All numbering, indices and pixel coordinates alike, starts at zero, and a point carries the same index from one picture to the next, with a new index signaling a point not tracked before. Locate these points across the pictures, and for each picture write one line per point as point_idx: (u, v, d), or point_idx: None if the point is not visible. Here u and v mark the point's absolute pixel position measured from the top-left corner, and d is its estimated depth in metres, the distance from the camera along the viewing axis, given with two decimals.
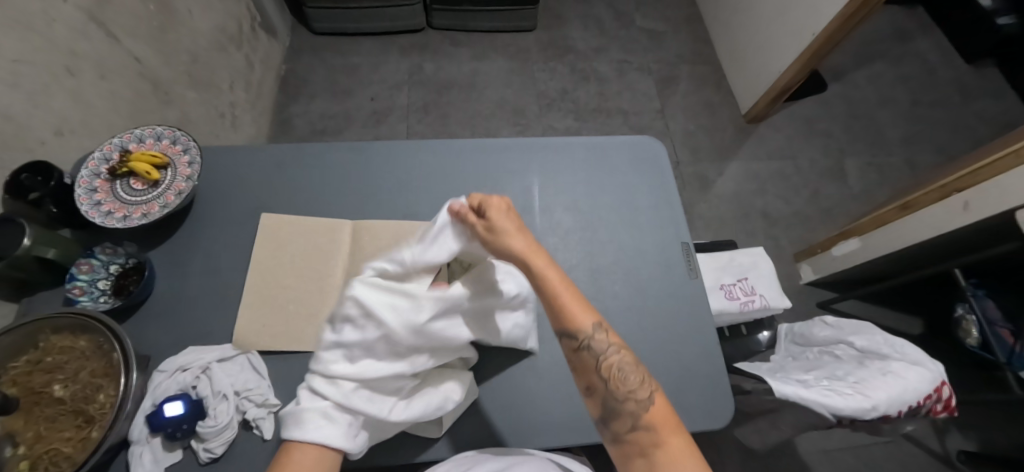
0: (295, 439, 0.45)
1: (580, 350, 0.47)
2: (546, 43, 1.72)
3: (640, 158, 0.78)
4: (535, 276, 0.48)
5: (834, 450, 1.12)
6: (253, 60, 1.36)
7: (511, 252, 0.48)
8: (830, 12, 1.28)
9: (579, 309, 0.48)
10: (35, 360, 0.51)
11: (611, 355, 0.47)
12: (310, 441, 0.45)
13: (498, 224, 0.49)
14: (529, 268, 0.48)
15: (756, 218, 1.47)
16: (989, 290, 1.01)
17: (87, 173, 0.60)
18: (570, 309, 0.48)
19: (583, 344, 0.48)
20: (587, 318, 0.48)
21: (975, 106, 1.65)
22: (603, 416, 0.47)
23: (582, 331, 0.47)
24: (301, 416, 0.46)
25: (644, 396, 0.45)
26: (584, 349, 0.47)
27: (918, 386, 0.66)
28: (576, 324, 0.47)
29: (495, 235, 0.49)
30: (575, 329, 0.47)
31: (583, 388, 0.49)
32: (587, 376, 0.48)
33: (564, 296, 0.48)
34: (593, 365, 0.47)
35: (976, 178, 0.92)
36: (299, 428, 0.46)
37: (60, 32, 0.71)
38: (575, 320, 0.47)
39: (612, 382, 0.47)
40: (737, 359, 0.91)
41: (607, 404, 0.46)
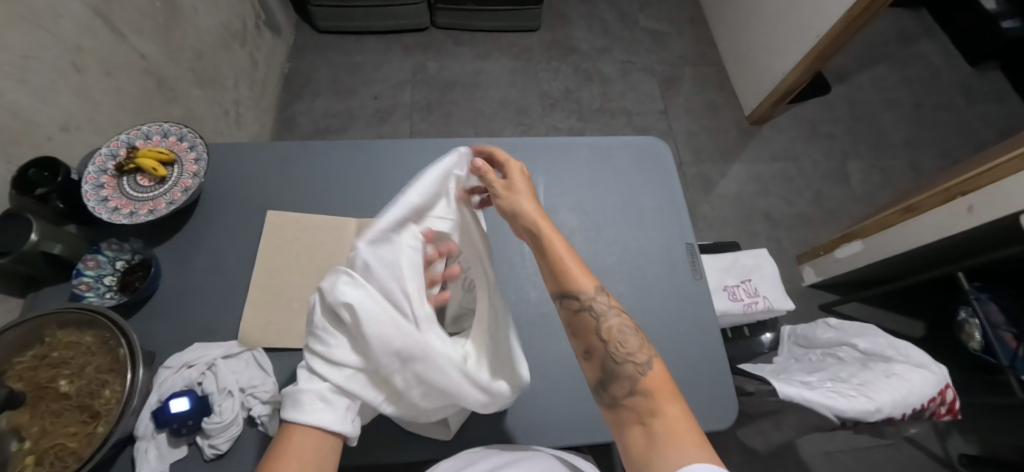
0: (295, 421, 0.40)
1: (580, 312, 0.46)
2: (549, 43, 1.72)
3: (645, 159, 0.78)
4: (541, 238, 0.48)
5: (836, 452, 1.12)
6: (257, 58, 1.36)
7: (521, 212, 0.50)
8: (834, 14, 1.28)
9: (581, 271, 0.47)
10: (41, 355, 0.51)
11: (611, 318, 0.45)
12: (312, 424, 0.40)
13: (514, 183, 0.53)
14: (534, 227, 0.49)
15: (759, 219, 1.47)
16: (992, 293, 1.01)
17: (94, 169, 0.61)
18: (572, 268, 0.47)
19: (584, 305, 0.46)
20: (588, 280, 0.47)
21: (979, 109, 1.65)
22: (600, 381, 0.44)
23: (582, 292, 0.46)
24: (300, 396, 0.41)
25: (643, 360, 0.43)
26: (583, 310, 0.46)
27: (921, 389, 0.66)
28: (577, 284, 0.46)
29: (507, 195, 0.52)
30: (575, 289, 0.46)
31: (581, 353, 0.47)
32: (585, 339, 0.46)
33: (566, 256, 0.47)
34: (592, 327, 0.46)
35: (980, 182, 0.92)
36: (298, 408, 0.40)
37: (67, 28, 0.71)
38: (576, 280, 0.46)
39: (611, 345, 0.45)
40: (740, 360, 0.91)
41: (606, 367, 0.44)
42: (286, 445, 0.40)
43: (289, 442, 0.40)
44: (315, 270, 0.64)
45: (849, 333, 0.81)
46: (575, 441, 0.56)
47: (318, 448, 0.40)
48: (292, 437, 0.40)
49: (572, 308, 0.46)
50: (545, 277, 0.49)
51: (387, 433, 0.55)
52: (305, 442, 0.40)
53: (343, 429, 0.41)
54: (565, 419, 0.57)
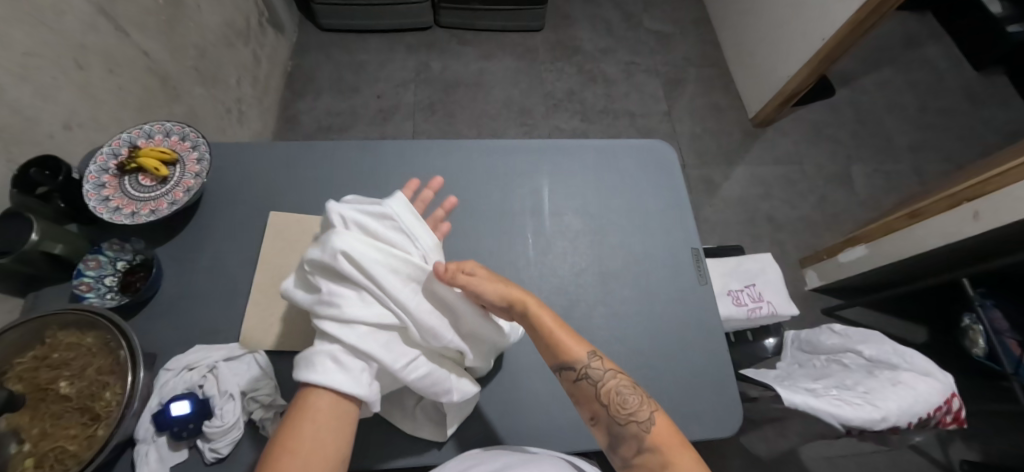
0: (309, 382, 0.43)
1: (577, 380, 0.48)
2: (553, 43, 1.72)
3: (650, 162, 0.78)
4: (529, 316, 0.50)
5: (838, 457, 1.11)
6: (260, 56, 1.35)
7: (496, 297, 0.50)
8: (840, 16, 1.27)
9: (572, 341, 0.49)
10: (41, 356, 0.51)
11: (609, 380, 0.48)
12: (322, 386, 0.43)
13: (476, 273, 0.52)
14: (517, 309, 0.50)
15: (762, 223, 1.46)
16: (998, 300, 1.00)
17: (96, 168, 0.60)
18: (562, 342, 0.49)
19: (581, 374, 0.48)
20: (581, 347, 0.49)
21: (983, 114, 1.65)
22: (611, 445, 0.46)
23: (577, 361, 0.48)
24: (315, 360, 0.44)
25: (644, 416, 0.44)
26: (581, 378, 0.48)
27: (927, 397, 0.66)
28: (570, 354, 0.49)
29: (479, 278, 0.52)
30: (570, 359, 0.49)
31: (589, 420, 0.49)
32: (589, 405, 0.48)
33: (554, 329, 0.50)
34: (591, 393, 0.48)
35: (987, 187, 0.92)
36: (311, 369, 0.43)
37: (71, 25, 0.70)
38: (569, 351, 0.49)
39: (613, 407, 0.47)
40: (743, 365, 0.90)
41: (613, 431, 0.46)
42: (304, 406, 0.43)
43: (306, 404, 0.43)
44: None
45: (854, 339, 0.81)
46: (578, 446, 0.56)
47: (333, 409, 0.43)
48: (309, 399, 0.43)
49: (570, 379, 0.49)
50: (541, 352, 0.51)
51: (388, 437, 0.54)
52: (321, 405, 0.43)
53: (357, 393, 0.43)
54: (568, 424, 0.57)
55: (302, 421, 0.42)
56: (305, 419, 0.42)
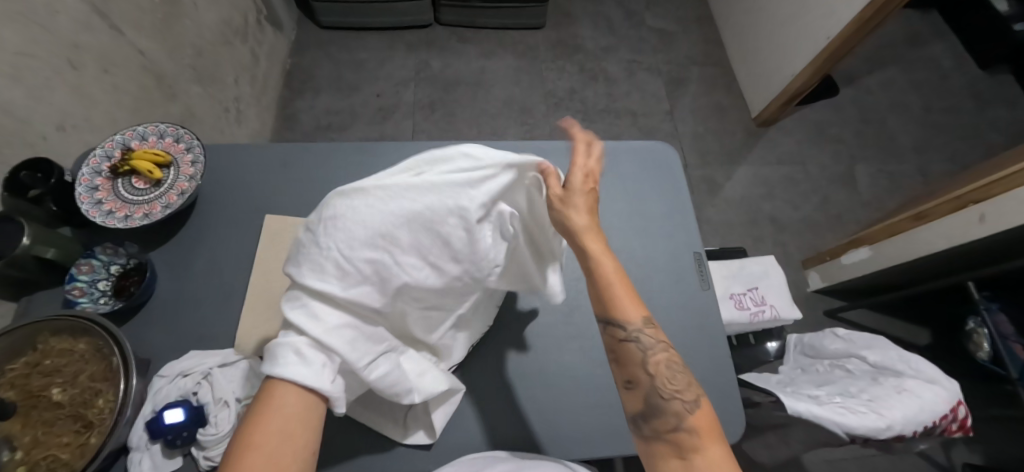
0: (276, 375, 0.35)
1: (625, 342, 0.44)
2: (554, 41, 1.70)
3: (652, 164, 0.76)
4: (591, 262, 0.44)
5: (839, 460, 1.10)
6: (259, 54, 1.34)
7: (572, 227, 0.45)
8: (846, 15, 1.25)
9: (631, 302, 0.44)
10: (33, 363, 0.50)
11: (658, 352, 0.44)
12: (291, 380, 0.35)
13: (570, 194, 0.47)
14: (587, 250, 0.44)
15: (764, 223, 1.45)
16: (1003, 304, 0.99)
17: (88, 171, 0.59)
18: (623, 297, 0.44)
19: (630, 336, 0.44)
20: (637, 311, 0.44)
21: (989, 114, 1.63)
22: (641, 414, 0.43)
23: (629, 322, 0.44)
24: (279, 352, 0.35)
25: (690, 399, 0.42)
26: (629, 341, 0.44)
27: (932, 406, 0.65)
28: (625, 314, 0.44)
29: (560, 198, 0.46)
30: (621, 319, 0.44)
31: (621, 382, 0.45)
32: (630, 369, 0.44)
33: (618, 281, 0.44)
34: (637, 358, 0.43)
35: (992, 191, 0.90)
36: (277, 361, 0.35)
37: (63, 24, 0.69)
38: (625, 310, 0.44)
39: (658, 379, 0.43)
40: (745, 369, 0.89)
41: (649, 400, 0.42)
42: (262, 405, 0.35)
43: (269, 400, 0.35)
44: None
45: (858, 344, 0.80)
46: (576, 454, 0.55)
47: (299, 406, 0.35)
48: (271, 395, 0.35)
49: (616, 337, 0.44)
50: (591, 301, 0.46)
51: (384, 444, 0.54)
52: (285, 401, 0.35)
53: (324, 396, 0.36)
54: (568, 431, 0.56)
55: (260, 421, 0.34)
56: (265, 419, 0.34)
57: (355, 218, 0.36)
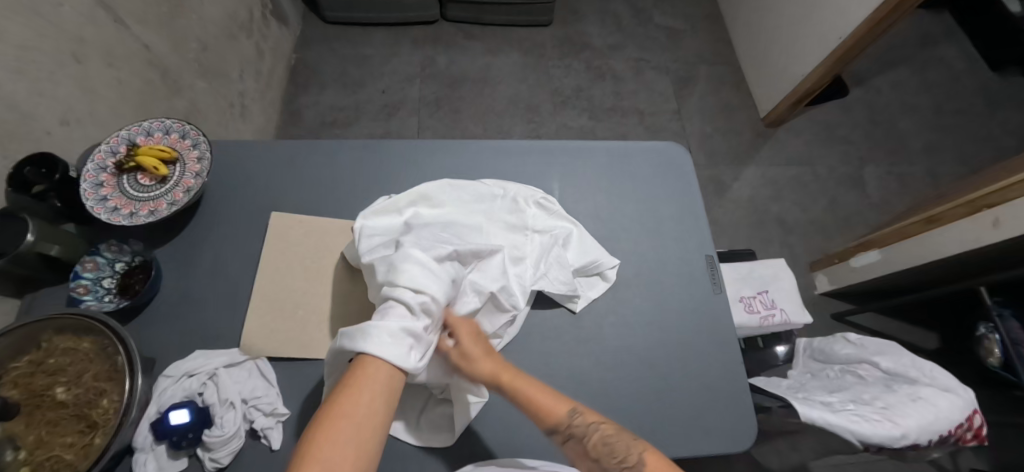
0: (368, 354, 0.41)
1: (565, 441, 0.46)
2: (561, 38, 1.68)
3: (663, 165, 0.75)
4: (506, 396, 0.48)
5: (846, 465, 1.09)
6: (264, 49, 1.33)
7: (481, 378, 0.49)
8: (858, 14, 1.23)
9: (550, 402, 0.47)
10: (37, 361, 0.49)
11: (593, 433, 0.46)
12: (381, 355, 0.40)
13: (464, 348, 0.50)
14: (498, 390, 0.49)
15: (772, 225, 1.43)
16: (1015, 309, 0.97)
17: (94, 167, 0.58)
18: (541, 408, 0.47)
19: (567, 435, 0.46)
20: (561, 406, 0.47)
21: (1000, 116, 1.61)
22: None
23: (560, 422, 0.46)
24: (367, 329, 0.42)
25: (633, 458, 0.43)
26: (569, 438, 0.46)
27: (947, 414, 0.64)
28: (552, 418, 0.46)
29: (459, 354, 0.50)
30: (553, 425, 0.46)
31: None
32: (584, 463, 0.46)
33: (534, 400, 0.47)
34: (581, 449, 0.46)
35: (1006, 195, 0.89)
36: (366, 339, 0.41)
37: (67, 17, 0.68)
38: (549, 413, 0.46)
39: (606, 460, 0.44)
40: (755, 372, 0.89)
41: None
42: (364, 368, 0.40)
43: (367, 367, 0.40)
44: (320, 274, 0.62)
45: (870, 350, 0.79)
46: None
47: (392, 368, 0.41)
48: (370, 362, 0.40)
49: (558, 442, 0.46)
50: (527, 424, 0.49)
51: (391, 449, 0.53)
52: (379, 369, 0.40)
53: (407, 369, 0.41)
54: None
55: (362, 381, 0.39)
56: (365, 381, 0.39)
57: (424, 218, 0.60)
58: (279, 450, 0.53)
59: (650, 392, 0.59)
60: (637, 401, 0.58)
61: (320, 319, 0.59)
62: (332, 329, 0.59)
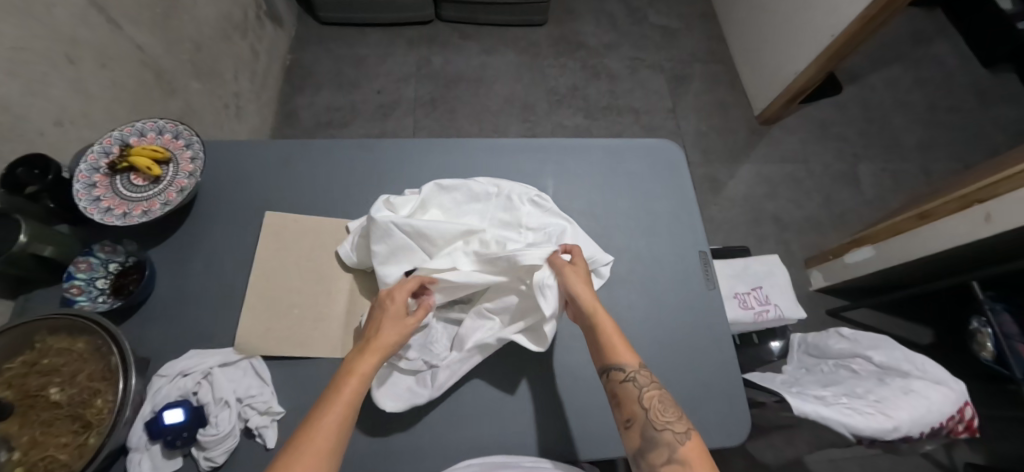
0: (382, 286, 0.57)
1: (624, 382, 0.48)
2: (556, 37, 1.69)
3: (658, 162, 0.76)
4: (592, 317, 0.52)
5: (841, 460, 1.10)
6: (258, 49, 1.33)
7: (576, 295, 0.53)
8: (850, 12, 1.23)
9: (623, 345, 0.50)
10: (31, 362, 0.49)
11: (651, 389, 0.48)
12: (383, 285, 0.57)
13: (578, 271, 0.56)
14: (589, 310, 0.53)
15: (767, 222, 1.44)
16: (1008, 304, 0.98)
17: (87, 168, 0.58)
18: (617, 343, 0.50)
19: (626, 377, 0.48)
20: (631, 354, 0.50)
21: (992, 112, 1.62)
22: (640, 449, 0.45)
23: (625, 365, 0.49)
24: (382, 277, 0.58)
25: (681, 429, 0.44)
26: (628, 380, 0.48)
27: (939, 406, 0.65)
28: (622, 357, 0.49)
29: (573, 273, 0.55)
30: (618, 362, 0.49)
31: (621, 421, 0.48)
32: (627, 407, 0.47)
33: (616, 336, 0.51)
34: (634, 395, 0.47)
35: (999, 189, 0.89)
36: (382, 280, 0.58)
37: (60, 18, 0.68)
38: (620, 353, 0.50)
39: (652, 412, 0.46)
40: (749, 368, 0.90)
41: (646, 433, 0.45)
42: (354, 365, 0.47)
43: (356, 361, 0.47)
44: (317, 274, 0.62)
45: (864, 344, 0.79)
46: (580, 455, 0.55)
47: (397, 334, 0.50)
48: (360, 357, 0.47)
49: (617, 378, 0.49)
50: (592, 353, 0.53)
51: (387, 445, 0.54)
52: (369, 366, 0.47)
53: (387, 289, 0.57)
54: (572, 433, 0.55)
55: (352, 376, 0.45)
56: (353, 375, 0.45)
57: (441, 202, 0.63)
58: (273, 448, 0.53)
59: None
60: None
61: (315, 318, 0.60)
62: (327, 327, 0.59)
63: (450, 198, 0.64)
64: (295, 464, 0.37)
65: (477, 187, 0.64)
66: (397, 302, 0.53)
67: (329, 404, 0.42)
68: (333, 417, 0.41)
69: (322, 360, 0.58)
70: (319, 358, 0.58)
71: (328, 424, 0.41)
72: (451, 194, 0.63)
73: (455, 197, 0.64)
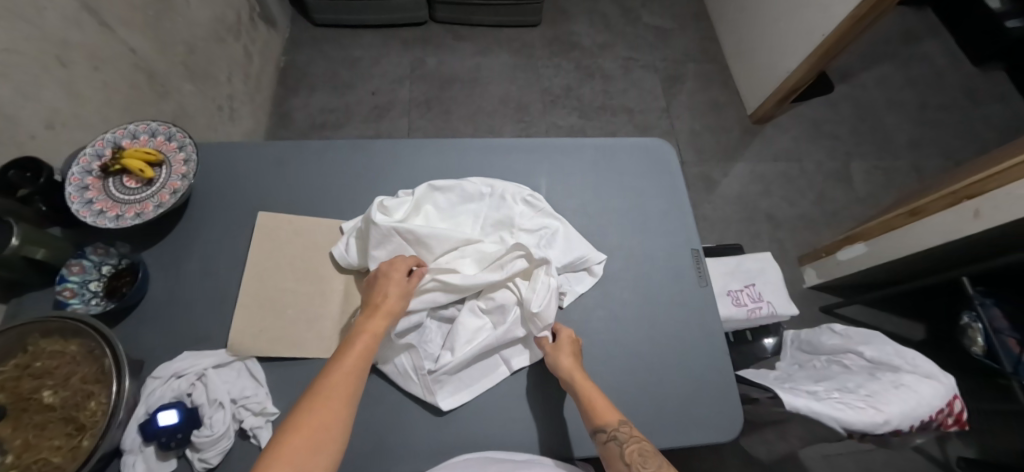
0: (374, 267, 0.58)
1: (606, 442, 0.47)
2: (550, 38, 1.69)
3: (650, 161, 0.76)
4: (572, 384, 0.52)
5: (835, 455, 1.12)
6: (252, 51, 1.33)
7: (557, 366, 0.53)
8: (840, 12, 1.24)
9: (605, 405, 0.49)
10: (23, 365, 0.49)
11: (633, 443, 0.45)
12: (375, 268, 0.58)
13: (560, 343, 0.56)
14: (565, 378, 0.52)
15: (761, 220, 1.45)
16: (998, 298, 0.98)
17: (78, 170, 0.58)
18: (594, 403, 0.49)
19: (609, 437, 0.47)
20: (613, 413, 0.49)
21: (982, 110, 1.63)
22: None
23: (606, 424, 0.47)
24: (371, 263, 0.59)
25: None
26: (609, 440, 0.46)
27: (929, 400, 0.65)
28: (602, 417, 0.48)
29: (551, 346, 0.55)
30: (597, 423, 0.48)
31: None
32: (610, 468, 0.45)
33: (592, 396, 0.50)
34: (616, 453, 0.45)
35: (988, 186, 0.90)
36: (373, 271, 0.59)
37: (52, 21, 0.68)
38: (600, 411, 0.49)
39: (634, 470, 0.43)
40: (743, 366, 0.91)
41: None
42: (363, 324, 0.50)
43: (366, 322, 0.50)
44: (312, 274, 0.62)
45: (855, 340, 0.80)
46: (573, 453, 0.55)
47: (400, 296, 0.53)
48: (369, 318, 0.50)
49: (599, 440, 0.47)
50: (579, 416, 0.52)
51: (381, 444, 0.54)
52: (379, 326, 0.50)
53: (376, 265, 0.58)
54: (567, 431, 0.56)
55: (361, 334, 0.48)
56: (363, 335, 0.48)
57: (435, 204, 0.63)
58: None
59: (638, 385, 0.59)
60: (625, 394, 0.59)
61: (309, 317, 0.60)
62: (321, 326, 0.59)
63: (443, 200, 0.64)
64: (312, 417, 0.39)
65: (468, 188, 0.64)
66: (397, 271, 0.54)
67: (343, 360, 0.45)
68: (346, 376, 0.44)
69: (317, 360, 0.58)
70: (314, 359, 0.58)
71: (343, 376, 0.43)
72: (445, 196, 0.64)
73: (447, 199, 0.64)
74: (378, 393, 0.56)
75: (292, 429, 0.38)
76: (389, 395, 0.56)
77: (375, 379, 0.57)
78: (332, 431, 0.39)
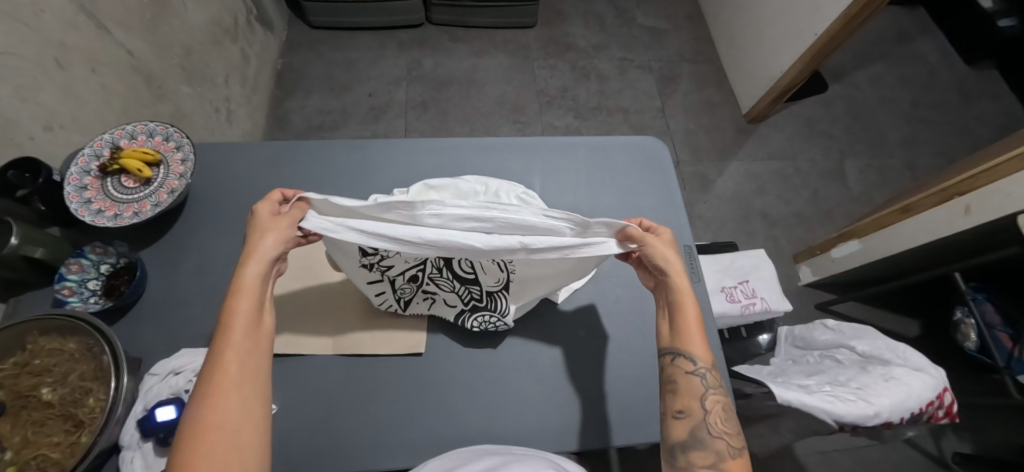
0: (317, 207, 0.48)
1: (690, 374, 0.47)
2: (546, 39, 1.71)
3: (641, 159, 0.77)
4: (676, 298, 0.49)
5: (831, 451, 1.12)
6: (248, 54, 1.33)
7: (667, 265, 0.50)
8: (832, 12, 1.26)
9: (701, 341, 0.47)
10: (23, 363, 0.49)
11: (715, 393, 0.47)
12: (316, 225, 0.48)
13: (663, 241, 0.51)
14: (677, 286, 0.49)
15: (756, 219, 1.46)
16: (989, 293, 1.00)
17: (77, 170, 0.59)
18: (694, 333, 0.47)
19: (694, 370, 0.47)
20: (706, 353, 0.47)
21: (975, 107, 1.65)
22: (683, 442, 0.45)
23: (696, 358, 0.47)
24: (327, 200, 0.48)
25: (734, 444, 0.44)
26: (695, 375, 0.47)
27: (920, 393, 0.66)
28: (695, 351, 0.47)
29: (659, 244, 0.50)
30: (690, 353, 0.47)
31: (672, 410, 0.47)
32: (684, 400, 0.47)
33: (696, 327, 0.48)
34: (697, 390, 0.47)
35: (979, 181, 0.91)
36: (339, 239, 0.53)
37: (50, 24, 0.69)
38: (694, 347, 0.47)
39: (711, 415, 0.46)
40: (737, 361, 0.92)
41: (697, 433, 0.45)
42: (236, 282, 0.43)
43: (238, 278, 0.43)
44: (307, 271, 0.64)
45: (847, 335, 0.81)
46: (570, 445, 0.55)
47: (278, 241, 0.45)
48: (241, 273, 0.43)
49: (683, 368, 0.47)
50: (663, 326, 0.51)
51: (379, 438, 0.54)
52: (253, 280, 0.43)
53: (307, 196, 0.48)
54: (565, 423, 0.56)
55: (238, 296, 0.42)
56: (240, 295, 0.42)
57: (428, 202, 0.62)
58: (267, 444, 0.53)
59: (632, 377, 0.60)
60: (621, 388, 0.59)
61: (305, 310, 0.61)
62: (318, 320, 0.60)
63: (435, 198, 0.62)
64: (213, 403, 0.37)
65: (457, 183, 0.63)
66: (262, 212, 0.46)
67: (226, 334, 0.40)
68: (238, 352, 0.40)
69: (311, 356, 0.59)
70: (309, 354, 0.59)
71: (235, 351, 0.39)
72: (438, 190, 0.63)
73: (440, 190, 0.63)
74: (378, 388, 0.57)
75: (197, 416, 0.37)
76: (389, 394, 0.57)
77: (371, 373, 0.58)
78: (244, 407, 0.38)
